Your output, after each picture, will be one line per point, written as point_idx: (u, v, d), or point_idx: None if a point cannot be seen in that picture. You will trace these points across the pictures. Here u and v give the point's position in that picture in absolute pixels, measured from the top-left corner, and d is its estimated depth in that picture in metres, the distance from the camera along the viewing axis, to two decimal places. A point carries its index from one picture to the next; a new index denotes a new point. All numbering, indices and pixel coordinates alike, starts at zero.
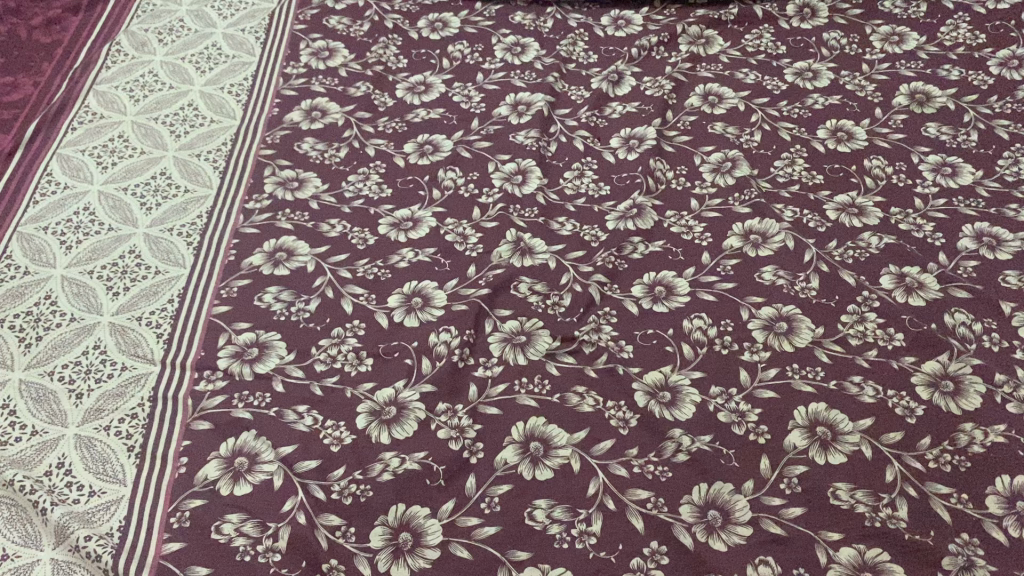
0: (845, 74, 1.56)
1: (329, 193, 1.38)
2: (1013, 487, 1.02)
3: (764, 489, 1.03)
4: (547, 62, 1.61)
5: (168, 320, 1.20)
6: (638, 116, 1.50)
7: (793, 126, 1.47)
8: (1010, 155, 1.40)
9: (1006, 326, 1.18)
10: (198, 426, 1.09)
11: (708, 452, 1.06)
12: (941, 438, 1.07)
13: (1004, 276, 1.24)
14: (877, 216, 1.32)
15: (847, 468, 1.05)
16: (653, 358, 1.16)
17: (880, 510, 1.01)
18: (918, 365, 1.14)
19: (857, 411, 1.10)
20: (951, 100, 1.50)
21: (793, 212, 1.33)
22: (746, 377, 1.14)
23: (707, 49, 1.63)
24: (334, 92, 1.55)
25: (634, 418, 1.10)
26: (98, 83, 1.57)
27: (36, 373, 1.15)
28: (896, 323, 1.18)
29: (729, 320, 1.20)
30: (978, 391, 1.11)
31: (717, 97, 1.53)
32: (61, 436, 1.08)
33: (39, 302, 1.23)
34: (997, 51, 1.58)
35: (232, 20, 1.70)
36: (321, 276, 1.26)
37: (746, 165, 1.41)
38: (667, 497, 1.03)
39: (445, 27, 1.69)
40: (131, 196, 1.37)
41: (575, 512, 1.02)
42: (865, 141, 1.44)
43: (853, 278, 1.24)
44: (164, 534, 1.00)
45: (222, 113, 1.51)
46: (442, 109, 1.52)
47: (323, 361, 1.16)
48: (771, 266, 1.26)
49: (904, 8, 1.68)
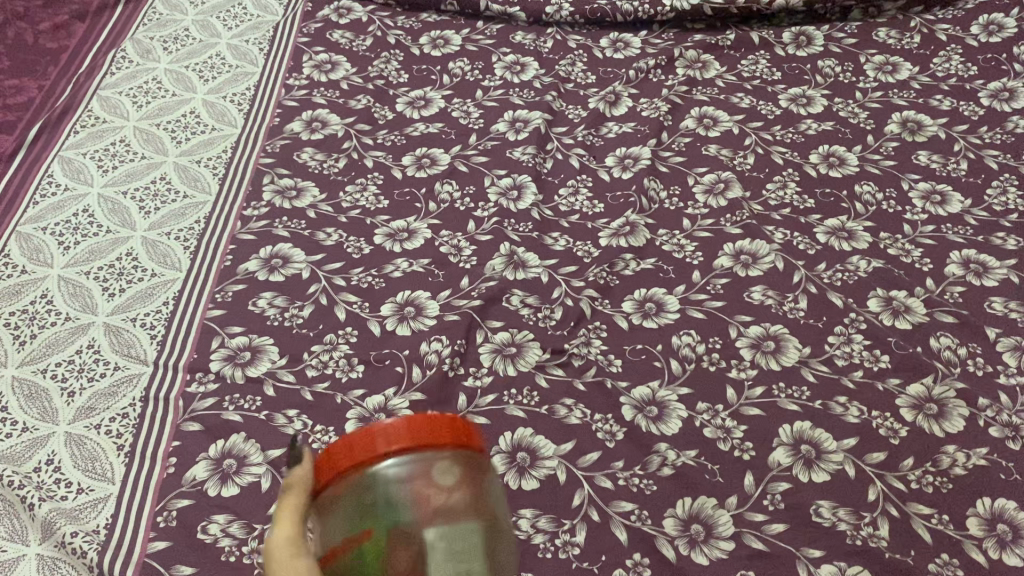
0: (839, 101, 1.59)
1: (326, 203, 1.39)
2: (994, 509, 1.04)
3: (748, 504, 1.04)
4: (547, 81, 1.64)
5: (162, 322, 1.22)
6: (634, 136, 1.52)
7: (786, 150, 1.49)
8: (998, 185, 1.42)
9: (991, 352, 1.19)
10: (188, 428, 1.10)
11: (693, 467, 1.08)
12: (923, 459, 1.08)
13: (990, 302, 1.25)
14: (866, 240, 1.34)
15: (830, 486, 1.06)
16: (642, 373, 1.17)
17: (862, 529, 1.02)
18: (903, 387, 1.15)
19: (842, 430, 1.11)
20: (942, 129, 1.52)
21: (783, 233, 1.35)
22: (733, 394, 1.15)
23: (704, 73, 1.66)
24: (335, 104, 1.57)
25: (620, 431, 1.11)
26: (102, 89, 1.59)
27: (29, 370, 1.16)
28: (883, 346, 1.20)
29: (718, 337, 1.21)
30: (962, 414, 1.12)
31: (712, 120, 1.55)
32: (50, 433, 1.09)
33: (35, 300, 1.24)
34: (988, 83, 1.61)
35: (237, 31, 1.73)
36: (316, 283, 1.27)
37: (739, 187, 1.43)
38: (651, 510, 1.04)
39: (447, 45, 1.72)
40: (130, 199, 1.39)
41: (559, 523, 1.03)
42: (856, 167, 1.46)
43: (841, 300, 1.26)
44: (151, 533, 1.01)
45: (224, 121, 1.53)
46: (442, 124, 1.54)
47: (315, 367, 1.17)
48: (761, 285, 1.28)
49: (898, 38, 1.71)
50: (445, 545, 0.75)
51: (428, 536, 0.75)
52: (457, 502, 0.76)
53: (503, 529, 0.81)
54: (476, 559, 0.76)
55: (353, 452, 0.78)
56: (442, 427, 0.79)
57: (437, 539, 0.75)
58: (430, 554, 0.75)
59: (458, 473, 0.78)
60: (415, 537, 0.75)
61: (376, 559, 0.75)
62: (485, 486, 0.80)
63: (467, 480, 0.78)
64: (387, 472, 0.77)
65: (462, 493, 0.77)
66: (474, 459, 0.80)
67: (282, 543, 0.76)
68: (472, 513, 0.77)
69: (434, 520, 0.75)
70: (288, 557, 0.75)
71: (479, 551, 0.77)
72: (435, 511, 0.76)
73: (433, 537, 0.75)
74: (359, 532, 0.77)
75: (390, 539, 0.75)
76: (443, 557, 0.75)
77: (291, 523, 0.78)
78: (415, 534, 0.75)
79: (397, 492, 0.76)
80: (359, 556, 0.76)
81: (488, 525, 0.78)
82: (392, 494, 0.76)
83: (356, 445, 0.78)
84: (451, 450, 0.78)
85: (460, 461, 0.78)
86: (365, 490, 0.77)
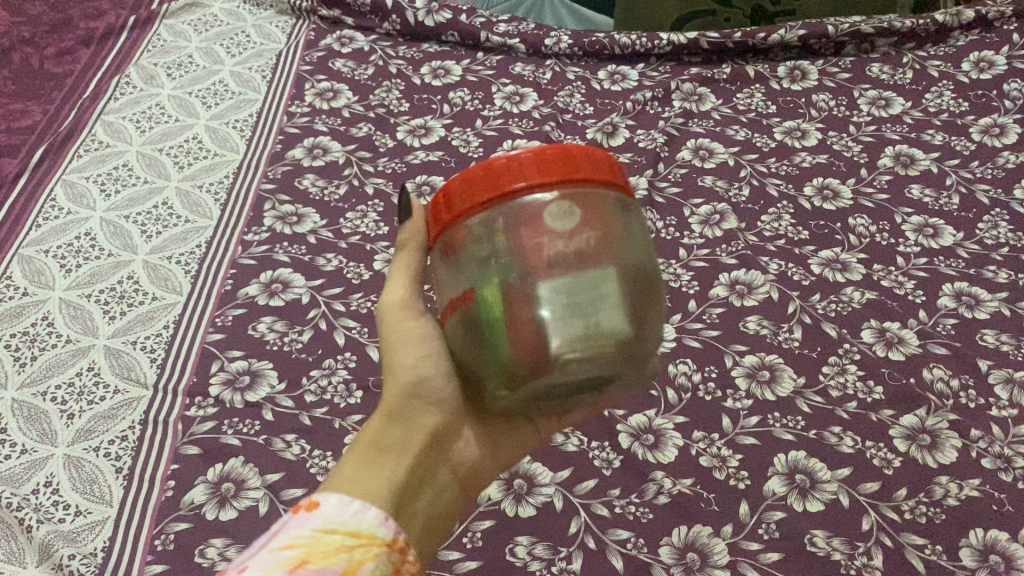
0: (833, 135, 1.61)
1: (327, 229, 1.41)
2: (986, 540, 1.04)
3: (743, 533, 1.05)
4: (545, 111, 1.66)
5: (163, 345, 1.22)
6: (631, 166, 1.54)
7: (781, 182, 1.51)
8: (990, 219, 1.44)
9: (984, 383, 1.21)
10: (186, 451, 1.10)
11: (689, 495, 1.08)
12: (917, 490, 1.09)
13: (982, 334, 1.27)
14: (860, 272, 1.36)
15: (824, 516, 1.06)
16: (638, 402, 1.18)
17: (856, 559, 1.03)
18: (897, 418, 1.16)
19: (837, 460, 1.12)
20: (934, 163, 1.55)
21: (778, 264, 1.37)
22: (728, 423, 1.16)
23: (700, 106, 1.68)
24: (336, 132, 1.59)
25: (617, 459, 1.12)
26: (105, 114, 1.61)
27: (29, 392, 1.16)
28: (876, 376, 1.21)
29: (714, 366, 1.22)
30: (955, 445, 1.13)
31: (707, 151, 1.58)
32: (49, 455, 1.09)
33: (36, 323, 1.25)
34: (979, 119, 1.63)
35: (240, 58, 1.75)
36: (315, 308, 1.28)
37: (735, 218, 1.45)
38: (647, 538, 1.04)
39: (447, 75, 1.74)
40: (132, 223, 1.40)
41: (556, 550, 1.03)
42: (850, 200, 1.48)
43: (835, 331, 1.27)
44: (148, 556, 1.00)
45: (226, 146, 1.55)
46: (442, 152, 1.56)
47: (314, 392, 1.18)
48: (756, 315, 1.29)
49: (891, 73, 1.74)
50: (564, 299, 0.67)
51: (544, 288, 0.68)
52: (577, 249, 0.68)
53: (647, 278, 0.72)
54: (609, 309, 0.68)
55: (462, 201, 0.73)
56: (562, 161, 0.71)
57: (557, 291, 0.68)
58: (550, 310, 0.67)
59: (579, 215, 0.70)
60: (530, 289, 0.68)
61: (494, 318, 0.70)
62: (617, 227, 0.72)
63: (591, 220, 0.70)
64: (496, 218, 0.71)
65: (582, 236, 0.69)
66: (600, 196, 0.72)
67: (397, 302, 0.82)
68: (599, 258, 0.69)
69: (547, 273, 0.68)
70: (401, 316, 0.82)
71: (615, 302, 0.68)
72: (548, 265, 0.68)
73: (547, 289, 0.68)
74: (474, 289, 0.72)
75: (504, 292, 0.69)
76: (565, 312, 0.67)
77: (405, 284, 0.82)
78: (527, 287, 0.68)
79: (507, 239, 0.70)
80: (476, 318, 0.72)
81: (623, 272, 0.70)
82: (503, 241, 0.70)
83: (463, 192, 0.73)
84: (568, 189, 0.70)
85: (579, 202, 0.70)
86: (478, 242, 0.72)
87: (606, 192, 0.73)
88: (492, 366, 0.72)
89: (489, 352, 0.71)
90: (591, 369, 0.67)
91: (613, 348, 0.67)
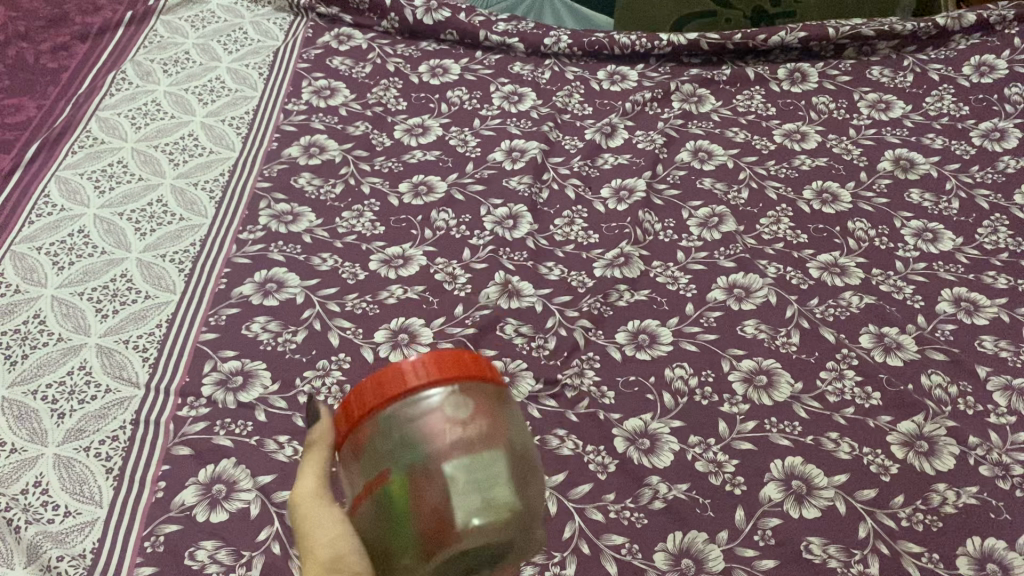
0: (833, 138, 1.61)
1: (322, 228, 1.40)
2: (983, 549, 1.03)
3: (738, 539, 1.04)
4: (544, 111, 1.65)
5: (155, 344, 1.21)
6: (630, 168, 1.54)
7: (780, 185, 1.51)
8: (989, 224, 1.44)
9: (982, 390, 1.20)
10: (177, 452, 1.09)
11: (684, 501, 1.07)
12: (913, 498, 1.08)
13: (981, 341, 1.26)
14: (858, 276, 1.35)
15: (820, 522, 1.06)
16: (634, 405, 1.18)
17: (852, 566, 1.02)
18: (895, 424, 1.15)
19: (834, 466, 1.11)
20: (933, 168, 1.54)
21: (776, 268, 1.36)
22: (725, 428, 1.15)
23: (699, 107, 1.68)
24: (333, 130, 1.58)
25: (612, 463, 1.11)
26: (100, 110, 1.60)
27: (20, 390, 1.15)
28: (874, 382, 1.20)
29: (710, 371, 1.22)
30: (952, 453, 1.12)
31: (707, 153, 1.57)
32: (39, 455, 1.08)
33: (27, 321, 1.23)
34: (979, 123, 1.63)
35: (237, 55, 1.75)
36: (310, 308, 1.27)
37: (733, 221, 1.44)
38: (641, 544, 1.03)
39: (446, 73, 1.74)
40: (125, 221, 1.39)
41: (549, 555, 1.02)
42: (850, 203, 1.47)
43: (833, 336, 1.26)
44: (137, 558, 0.99)
45: (222, 144, 1.54)
46: (439, 152, 1.56)
47: (306, 393, 1.16)
48: (754, 319, 1.29)
49: (891, 76, 1.73)
50: (466, 474, 0.70)
51: (446, 467, 0.70)
52: (470, 434, 0.72)
53: (532, 465, 0.76)
54: (503, 484, 0.70)
55: (369, 398, 0.76)
56: (453, 362, 0.77)
57: (456, 470, 0.70)
58: (453, 484, 0.69)
59: (471, 406, 0.75)
60: (431, 472, 0.70)
61: (398, 502, 0.71)
62: (502, 417, 0.76)
63: (482, 411, 0.75)
64: (398, 412, 0.74)
65: (476, 423, 0.73)
66: (484, 391, 0.77)
67: (308, 493, 0.77)
68: (491, 442, 0.72)
69: (449, 454, 0.71)
70: (313, 504, 0.77)
71: (504, 485, 0.71)
72: (448, 444, 0.71)
73: (448, 466, 0.70)
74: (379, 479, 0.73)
75: (408, 478, 0.71)
76: (466, 485, 0.69)
77: (315, 477, 0.78)
78: (430, 468, 0.70)
79: (410, 428, 0.73)
80: (383, 501, 0.72)
81: (512, 455, 0.73)
82: (405, 433, 0.73)
83: (367, 393, 0.76)
84: (459, 384, 0.76)
85: (470, 394, 0.75)
86: (381, 436, 0.74)
87: (489, 388, 0.78)
88: (398, 544, 0.70)
89: (395, 536, 0.70)
90: (492, 536, 0.68)
91: (510, 514, 0.69)
